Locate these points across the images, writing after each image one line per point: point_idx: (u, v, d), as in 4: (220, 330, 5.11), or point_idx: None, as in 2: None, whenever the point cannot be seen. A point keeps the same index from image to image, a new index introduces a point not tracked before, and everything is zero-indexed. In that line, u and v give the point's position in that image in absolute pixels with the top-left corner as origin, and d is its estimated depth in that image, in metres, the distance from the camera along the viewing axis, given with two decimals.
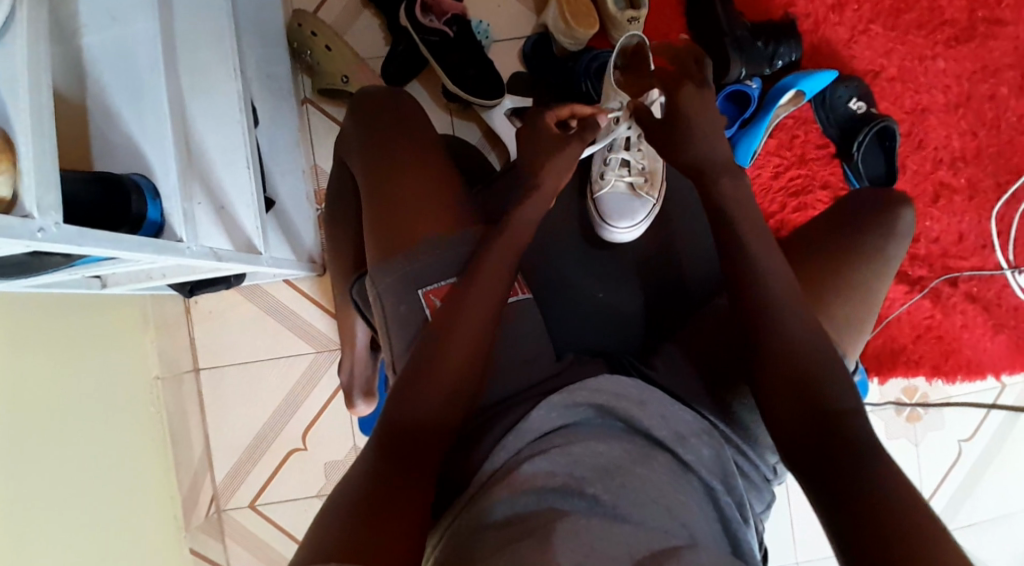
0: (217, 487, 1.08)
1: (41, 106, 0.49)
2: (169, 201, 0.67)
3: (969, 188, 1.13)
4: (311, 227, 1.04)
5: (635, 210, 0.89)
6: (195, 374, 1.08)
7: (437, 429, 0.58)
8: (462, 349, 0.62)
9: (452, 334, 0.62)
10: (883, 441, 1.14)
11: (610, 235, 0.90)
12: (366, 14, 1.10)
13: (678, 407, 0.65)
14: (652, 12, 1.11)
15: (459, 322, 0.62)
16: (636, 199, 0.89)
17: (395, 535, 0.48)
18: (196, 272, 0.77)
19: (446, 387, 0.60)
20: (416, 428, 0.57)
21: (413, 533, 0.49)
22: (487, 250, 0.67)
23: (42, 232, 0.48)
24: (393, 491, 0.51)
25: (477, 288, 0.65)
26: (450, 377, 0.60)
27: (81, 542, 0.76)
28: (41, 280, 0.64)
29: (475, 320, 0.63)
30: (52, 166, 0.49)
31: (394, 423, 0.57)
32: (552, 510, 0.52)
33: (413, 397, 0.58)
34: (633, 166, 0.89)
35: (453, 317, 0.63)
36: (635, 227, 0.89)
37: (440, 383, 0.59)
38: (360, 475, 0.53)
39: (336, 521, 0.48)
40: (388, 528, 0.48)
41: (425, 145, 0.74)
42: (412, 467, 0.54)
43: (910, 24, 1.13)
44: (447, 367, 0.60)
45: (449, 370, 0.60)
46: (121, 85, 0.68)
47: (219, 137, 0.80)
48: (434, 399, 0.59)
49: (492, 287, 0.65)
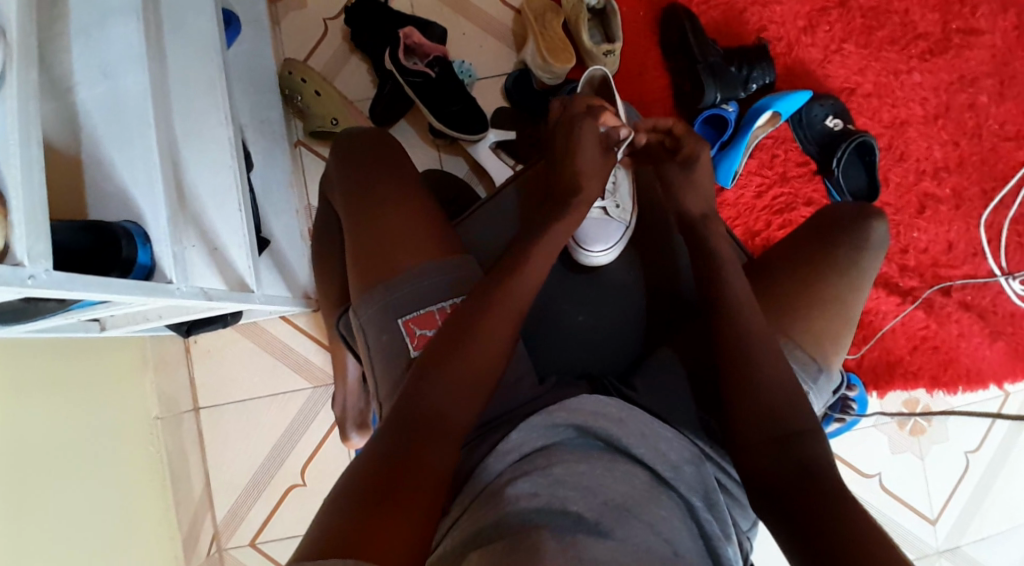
0: (218, 526, 1.09)
1: (31, 160, 0.52)
2: (159, 244, 0.69)
3: (955, 197, 1.14)
4: (306, 264, 1.07)
5: (609, 233, 0.92)
6: (195, 413, 1.10)
7: (444, 445, 0.58)
8: (471, 370, 0.62)
9: (459, 356, 0.62)
10: (886, 455, 1.13)
11: (590, 261, 0.91)
12: (354, 59, 1.15)
13: (656, 426, 0.65)
14: (628, 43, 1.15)
15: (467, 345, 0.63)
16: (608, 222, 0.93)
17: (397, 525, 0.49)
18: (190, 313, 0.80)
19: (454, 407, 0.60)
20: (426, 421, 0.58)
21: (412, 535, 0.49)
22: (506, 276, 0.68)
23: (32, 279, 0.50)
24: (398, 492, 0.52)
25: (498, 300, 0.66)
26: (460, 386, 0.61)
27: None
28: (40, 325, 0.67)
29: (492, 331, 0.64)
30: (42, 218, 0.52)
31: (400, 430, 0.57)
32: (533, 528, 0.52)
33: (420, 411, 0.59)
34: (605, 193, 0.94)
35: (466, 329, 0.64)
36: (610, 250, 0.91)
37: (451, 391, 0.60)
38: (364, 467, 0.54)
39: (340, 511, 0.50)
40: (387, 523, 0.49)
41: (406, 183, 0.77)
42: (421, 468, 0.55)
43: (884, 41, 1.15)
44: (456, 378, 0.61)
45: (457, 389, 0.61)
46: (115, 137, 0.71)
47: (212, 183, 0.84)
48: (441, 413, 0.59)
49: (515, 303, 0.67)
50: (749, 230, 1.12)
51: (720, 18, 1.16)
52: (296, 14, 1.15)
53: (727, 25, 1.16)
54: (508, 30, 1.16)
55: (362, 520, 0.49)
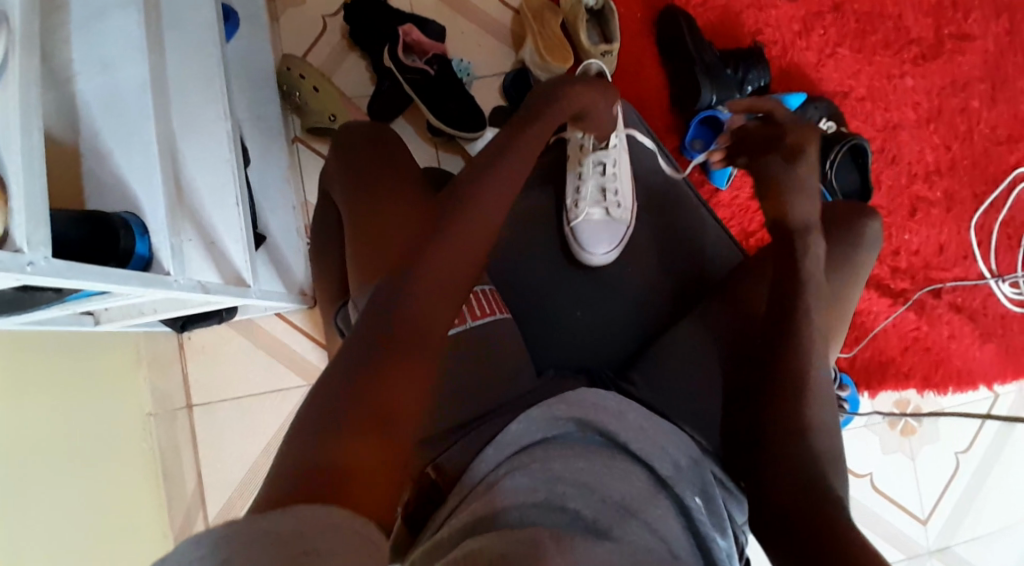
0: (210, 526, 1.06)
1: (32, 146, 0.52)
2: (158, 236, 0.69)
3: (946, 200, 1.16)
4: (302, 261, 1.07)
5: (612, 233, 0.92)
6: (188, 411, 1.09)
7: (421, 354, 0.54)
8: (441, 275, 0.59)
9: (427, 262, 0.59)
10: (879, 455, 1.13)
11: (593, 261, 0.91)
12: (352, 56, 1.15)
13: (655, 420, 0.66)
14: (626, 44, 1.16)
15: (434, 252, 0.60)
16: (611, 223, 0.93)
17: (379, 450, 0.45)
18: (187, 307, 0.80)
19: (428, 316, 0.56)
20: (399, 332, 0.54)
21: (392, 455, 0.46)
22: (484, 181, 0.66)
23: (31, 266, 0.50)
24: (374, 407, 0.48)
25: (468, 208, 0.64)
26: (430, 291, 0.58)
27: None
28: (34, 317, 0.67)
29: (462, 238, 0.62)
30: (42, 205, 0.52)
31: (369, 341, 0.53)
32: (529, 524, 0.51)
33: (391, 325, 0.54)
34: (606, 193, 0.94)
35: (437, 238, 0.61)
36: (614, 249, 0.92)
37: (420, 297, 0.57)
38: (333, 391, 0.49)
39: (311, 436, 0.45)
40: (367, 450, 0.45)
41: (408, 180, 0.77)
42: (394, 377, 0.51)
43: (877, 45, 1.17)
44: (426, 285, 0.58)
45: (429, 297, 0.57)
46: (114, 128, 0.71)
47: (209, 177, 0.83)
48: (414, 321, 0.55)
49: (488, 209, 0.65)
50: (743, 231, 1.14)
51: (716, 20, 1.17)
52: (294, 10, 1.15)
53: (722, 27, 1.17)
54: (506, 30, 1.16)
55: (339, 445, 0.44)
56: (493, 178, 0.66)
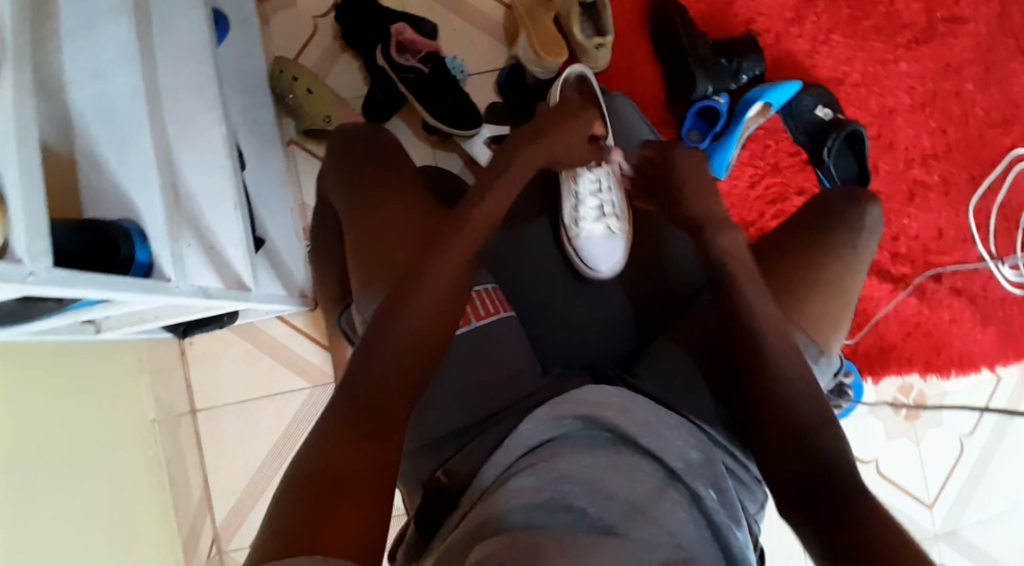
0: (218, 529, 1.07)
1: (28, 156, 0.51)
2: (158, 242, 0.68)
3: (944, 184, 1.16)
4: (301, 263, 1.07)
5: (612, 251, 0.90)
6: (193, 416, 1.09)
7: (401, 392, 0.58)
8: (424, 309, 0.62)
9: (412, 298, 0.62)
10: (884, 441, 1.13)
11: (595, 276, 0.91)
12: (345, 57, 1.14)
13: (661, 413, 0.66)
14: (619, 37, 1.16)
15: (418, 289, 0.63)
16: (612, 240, 0.91)
17: (357, 507, 0.48)
18: (188, 313, 0.80)
19: (411, 352, 0.60)
20: (382, 371, 0.58)
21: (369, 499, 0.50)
22: (469, 212, 0.69)
23: (32, 277, 0.49)
24: (353, 455, 0.52)
25: (456, 239, 0.67)
26: (415, 325, 0.61)
27: None
28: (36, 329, 0.66)
29: (446, 269, 0.65)
30: (40, 214, 0.51)
31: (354, 383, 0.57)
32: (535, 526, 0.52)
33: (374, 362, 0.58)
34: (606, 209, 0.91)
35: (421, 270, 0.64)
36: (615, 267, 0.90)
37: (403, 330, 0.61)
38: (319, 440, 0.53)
39: (294, 493, 0.48)
40: (348, 506, 0.48)
41: (407, 180, 0.77)
42: (369, 423, 0.54)
43: (870, 31, 1.17)
44: (409, 319, 0.61)
45: (413, 332, 0.61)
46: (108, 135, 0.70)
47: (206, 183, 0.83)
48: (396, 358, 0.59)
49: (470, 236, 0.67)
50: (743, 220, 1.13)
51: (709, 11, 1.17)
52: (285, 13, 1.14)
53: (715, 17, 1.17)
54: (499, 25, 1.16)
55: (321, 502, 0.47)
56: (478, 212, 0.69)
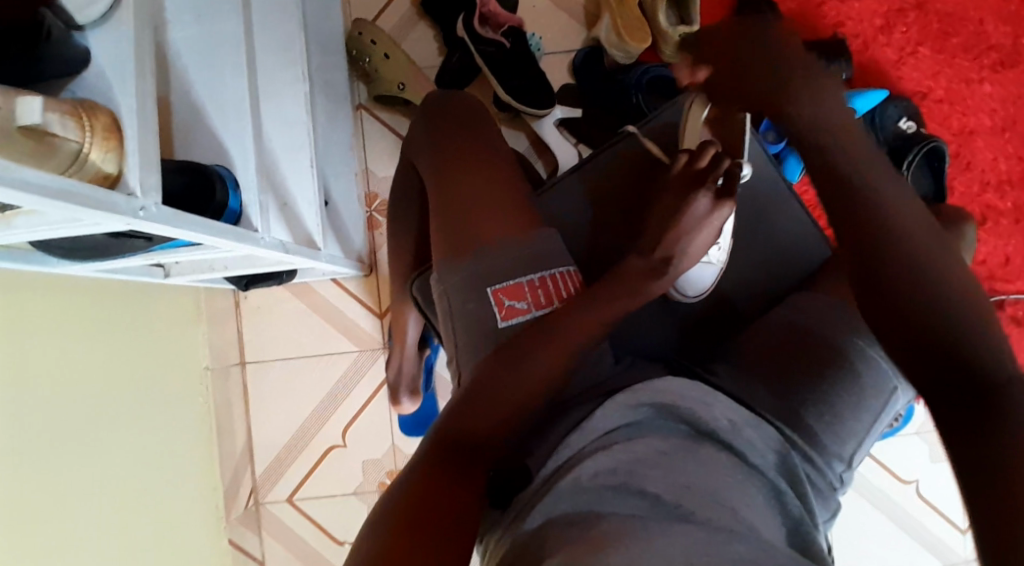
0: (256, 481, 1.08)
1: (144, 89, 0.50)
2: (247, 192, 0.68)
3: (1016, 211, 1.13)
4: (361, 231, 1.06)
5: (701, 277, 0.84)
6: (242, 368, 1.09)
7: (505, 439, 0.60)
8: (543, 368, 0.62)
9: (532, 354, 0.62)
10: (927, 463, 1.12)
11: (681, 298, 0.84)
12: (422, 25, 1.12)
13: (742, 411, 0.64)
14: (703, 30, 1.13)
15: (536, 350, 0.62)
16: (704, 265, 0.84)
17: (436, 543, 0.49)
18: (258, 266, 0.79)
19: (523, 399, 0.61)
20: (488, 419, 0.60)
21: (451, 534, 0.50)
22: (600, 286, 0.65)
23: (143, 211, 0.48)
24: (446, 493, 0.53)
25: (593, 305, 0.64)
26: (532, 376, 0.62)
27: (123, 538, 0.76)
28: (117, 264, 0.66)
29: (568, 335, 0.63)
30: (154, 151, 0.50)
31: (462, 420, 0.60)
32: (601, 510, 0.50)
33: (485, 403, 0.61)
34: None
35: (542, 331, 0.63)
36: (700, 292, 0.84)
37: (524, 374, 0.61)
38: (416, 472, 0.55)
39: (381, 516, 0.51)
40: (426, 538, 0.49)
41: (497, 153, 0.75)
42: (469, 473, 0.56)
43: (958, 48, 1.13)
44: (526, 368, 0.62)
45: (528, 387, 0.61)
46: (202, 79, 0.69)
47: (288, 137, 0.82)
48: (506, 403, 0.61)
49: (605, 300, 0.64)
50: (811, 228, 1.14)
51: (797, 11, 1.14)
52: None
53: (804, 18, 1.14)
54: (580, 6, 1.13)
55: (397, 537, 0.48)
56: (613, 284, 0.66)
